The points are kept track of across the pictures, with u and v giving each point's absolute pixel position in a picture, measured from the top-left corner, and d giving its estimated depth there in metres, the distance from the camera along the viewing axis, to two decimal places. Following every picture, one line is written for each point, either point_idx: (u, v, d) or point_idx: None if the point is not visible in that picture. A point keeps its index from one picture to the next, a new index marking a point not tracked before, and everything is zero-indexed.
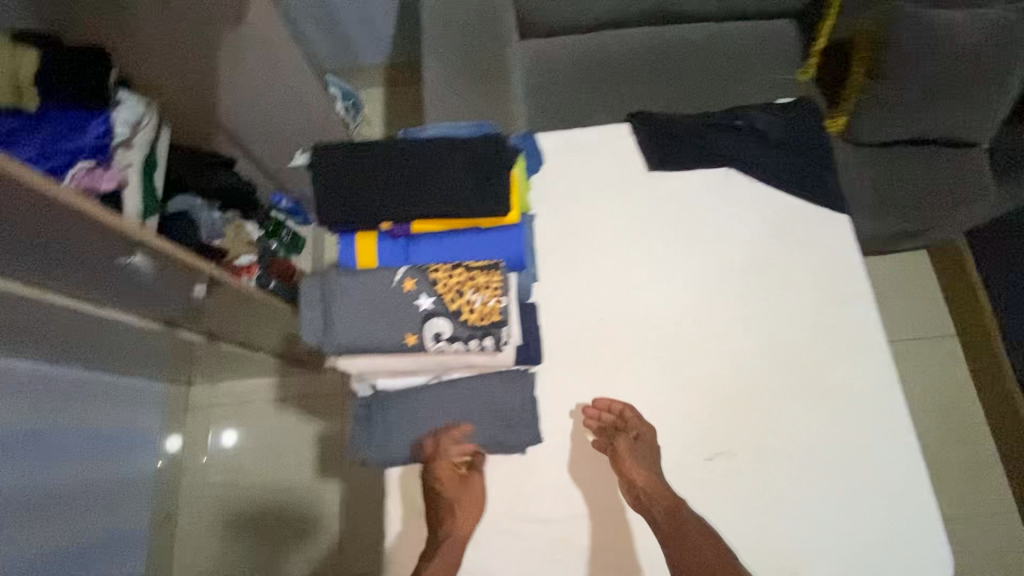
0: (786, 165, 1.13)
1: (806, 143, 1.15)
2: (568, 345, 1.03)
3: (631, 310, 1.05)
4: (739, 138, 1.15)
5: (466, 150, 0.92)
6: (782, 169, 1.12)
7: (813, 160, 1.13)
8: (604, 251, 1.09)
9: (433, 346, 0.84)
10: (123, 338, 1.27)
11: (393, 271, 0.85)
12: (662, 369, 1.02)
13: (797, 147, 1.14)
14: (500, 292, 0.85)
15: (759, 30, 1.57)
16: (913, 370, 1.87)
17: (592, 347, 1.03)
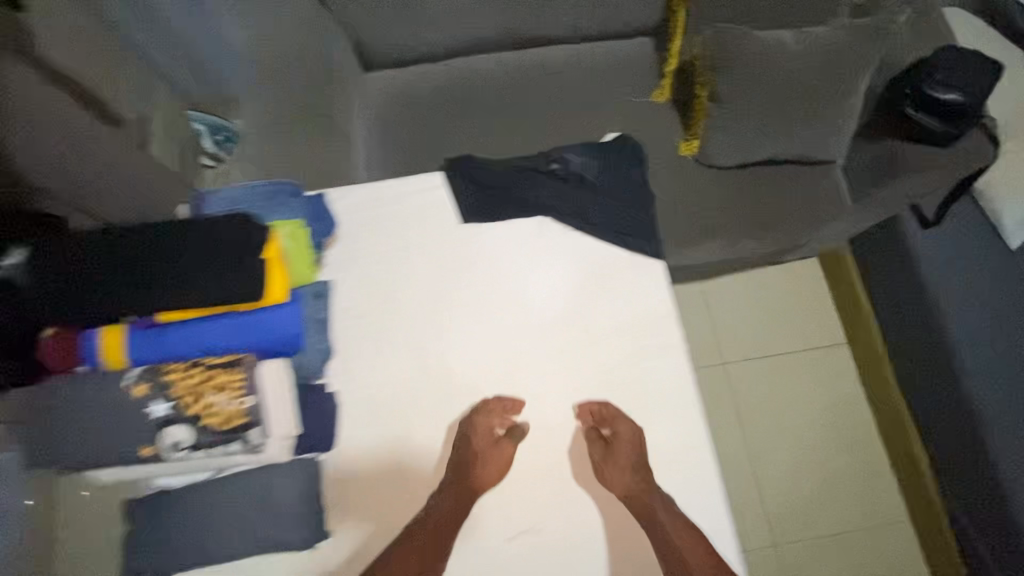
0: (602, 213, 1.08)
1: (624, 188, 1.11)
2: (368, 422, 0.96)
3: (438, 380, 0.99)
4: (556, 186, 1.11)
5: (212, 230, 0.84)
6: (597, 216, 1.08)
7: (630, 205, 1.10)
8: (412, 315, 1.03)
9: (175, 455, 0.78)
10: None
11: (128, 374, 0.79)
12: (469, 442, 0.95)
13: (614, 193, 1.10)
14: (244, 392, 0.78)
15: (612, 51, 1.52)
16: (807, 381, 1.85)
17: (395, 423, 0.96)
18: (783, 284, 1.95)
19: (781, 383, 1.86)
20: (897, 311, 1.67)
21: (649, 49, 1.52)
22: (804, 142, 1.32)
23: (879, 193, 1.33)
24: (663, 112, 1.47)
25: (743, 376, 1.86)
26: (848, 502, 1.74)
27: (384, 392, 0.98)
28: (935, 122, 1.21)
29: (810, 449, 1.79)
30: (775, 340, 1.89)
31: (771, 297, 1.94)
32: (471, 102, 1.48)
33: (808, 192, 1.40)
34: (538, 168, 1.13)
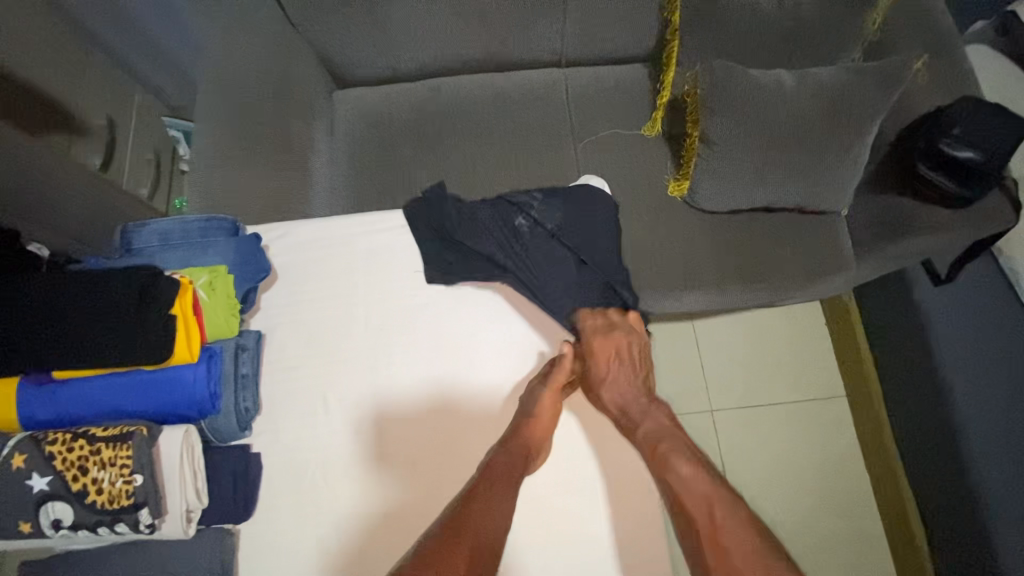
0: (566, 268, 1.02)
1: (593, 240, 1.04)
2: (293, 488, 0.88)
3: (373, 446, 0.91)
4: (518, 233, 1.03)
5: (112, 281, 0.75)
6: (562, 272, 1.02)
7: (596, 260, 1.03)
8: (350, 370, 0.94)
9: (55, 534, 0.70)
10: None
11: (5, 442, 0.70)
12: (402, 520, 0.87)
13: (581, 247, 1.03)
14: (133, 469, 0.69)
15: (601, 78, 1.42)
16: (798, 433, 1.74)
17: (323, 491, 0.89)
18: (779, 326, 1.83)
19: (771, 433, 1.74)
20: (898, 368, 1.56)
21: (640, 77, 1.42)
22: (802, 191, 1.21)
23: (880, 250, 1.23)
24: (651, 147, 1.37)
25: (730, 423, 1.75)
26: (835, 567, 1.62)
27: (313, 454, 0.90)
28: (943, 179, 1.08)
29: (797, 507, 1.67)
30: (767, 387, 1.78)
31: (765, 340, 1.82)
32: (445, 127, 1.39)
33: (804, 243, 1.30)
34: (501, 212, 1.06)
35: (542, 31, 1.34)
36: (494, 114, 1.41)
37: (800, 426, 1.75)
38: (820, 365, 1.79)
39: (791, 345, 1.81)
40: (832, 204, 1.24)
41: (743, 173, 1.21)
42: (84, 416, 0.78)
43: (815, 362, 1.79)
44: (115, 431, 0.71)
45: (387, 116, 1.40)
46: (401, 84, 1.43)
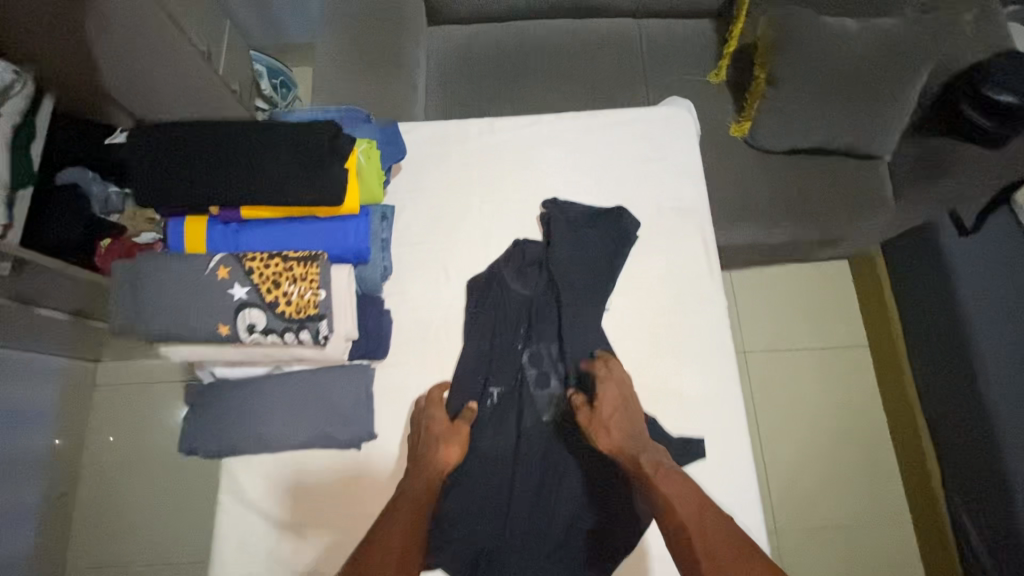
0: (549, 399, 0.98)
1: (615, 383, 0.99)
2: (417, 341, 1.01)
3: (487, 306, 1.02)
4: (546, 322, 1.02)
5: (298, 133, 0.87)
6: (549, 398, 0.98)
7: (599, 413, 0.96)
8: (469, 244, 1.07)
9: (247, 337, 0.83)
10: None
11: (208, 259, 0.83)
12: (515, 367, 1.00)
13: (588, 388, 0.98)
14: (318, 285, 0.82)
15: (672, 29, 1.56)
16: (824, 377, 1.88)
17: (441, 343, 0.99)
18: (812, 281, 1.97)
19: (799, 375, 1.89)
20: (920, 315, 1.70)
21: (706, 31, 1.56)
22: (855, 131, 1.35)
23: (923, 190, 1.37)
24: (715, 92, 1.50)
25: (760, 365, 1.90)
26: (850, 497, 1.78)
27: (434, 314, 1.03)
28: (981, 117, 1.24)
29: (820, 442, 1.82)
30: (796, 335, 1.92)
31: (795, 292, 1.97)
32: (528, 65, 1.52)
33: (850, 183, 1.44)
34: (572, 252, 1.04)
35: None
36: (574, 56, 1.54)
37: (825, 372, 1.89)
38: (847, 317, 1.93)
39: (820, 298, 1.96)
40: (878, 146, 1.38)
41: (804, 112, 1.34)
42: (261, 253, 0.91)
43: (842, 314, 1.94)
44: (300, 256, 0.84)
45: (475, 51, 1.53)
46: (488, 24, 1.56)
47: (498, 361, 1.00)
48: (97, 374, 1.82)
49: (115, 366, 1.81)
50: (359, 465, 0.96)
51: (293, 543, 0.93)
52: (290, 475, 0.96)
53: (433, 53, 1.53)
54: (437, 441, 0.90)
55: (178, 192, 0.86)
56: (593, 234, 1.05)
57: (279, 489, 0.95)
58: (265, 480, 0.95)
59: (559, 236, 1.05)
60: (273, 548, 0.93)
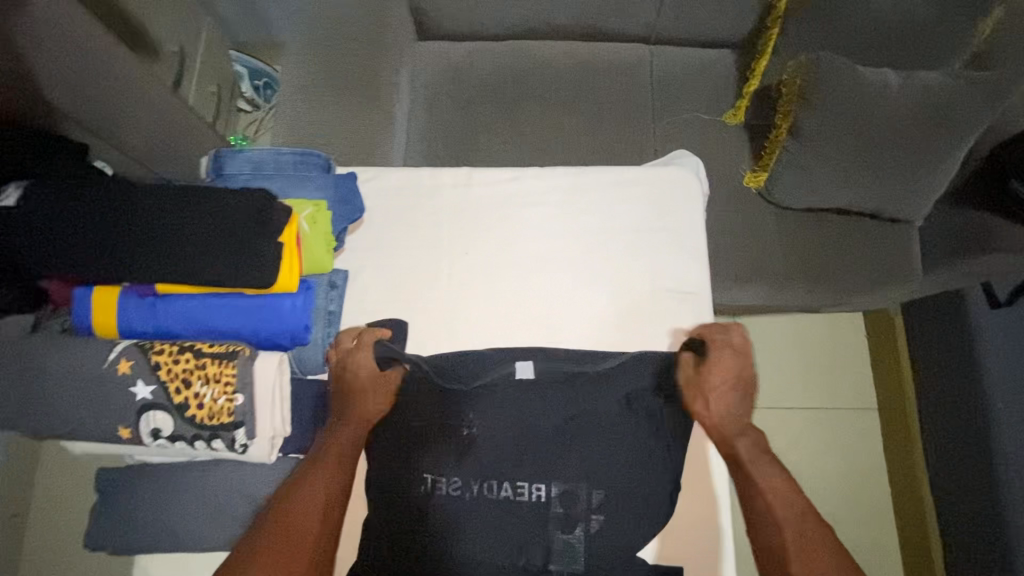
0: (512, 507, 0.83)
1: (590, 491, 0.83)
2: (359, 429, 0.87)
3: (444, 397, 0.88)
4: (509, 418, 0.87)
5: (226, 201, 0.75)
6: (511, 506, 0.83)
7: (571, 522, 0.82)
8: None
9: (151, 442, 0.71)
10: None
11: (110, 347, 0.71)
12: (471, 469, 0.84)
13: (559, 497, 0.83)
14: (234, 388, 0.70)
15: (689, 61, 1.40)
16: (826, 440, 1.75)
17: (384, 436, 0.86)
18: (825, 334, 1.82)
19: (801, 435, 1.75)
20: (940, 389, 1.56)
21: (727, 64, 1.39)
22: (885, 196, 1.20)
23: (956, 265, 1.22)
24: (732, 136, 1.34)
25: (760, 422, 1.76)
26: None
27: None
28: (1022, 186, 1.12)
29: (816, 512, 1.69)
30: (802, 391, 1.78)
31: (805, 344, 1.82)
32: (525, 92, 1.37)
33: (874, 249, 1.28)
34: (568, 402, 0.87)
35: (640, 3, 1.30)
36: (577, 84, 1.38)
37: (828, 434, 1.75)
38: (855, 376, 1.79)
39: (828, 352, 1.81)
40: (909, 213, 1.23)
41: (828, 171, 1.19)
42: (179, 333, 0.78)
43: (851, 372, 1.79)
44: (218, 350, 0.72)
45: (468, 74, 1.37)
46: (484, 42, 1.41)
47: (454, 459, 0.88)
48: None
49: None
50: None
51: None
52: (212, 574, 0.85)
53: (420, 74, 1.37)
54: (363, 387, 0.84)
55: (71, 263, 0.73)
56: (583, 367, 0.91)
57: None
58: None
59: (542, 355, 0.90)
60: None
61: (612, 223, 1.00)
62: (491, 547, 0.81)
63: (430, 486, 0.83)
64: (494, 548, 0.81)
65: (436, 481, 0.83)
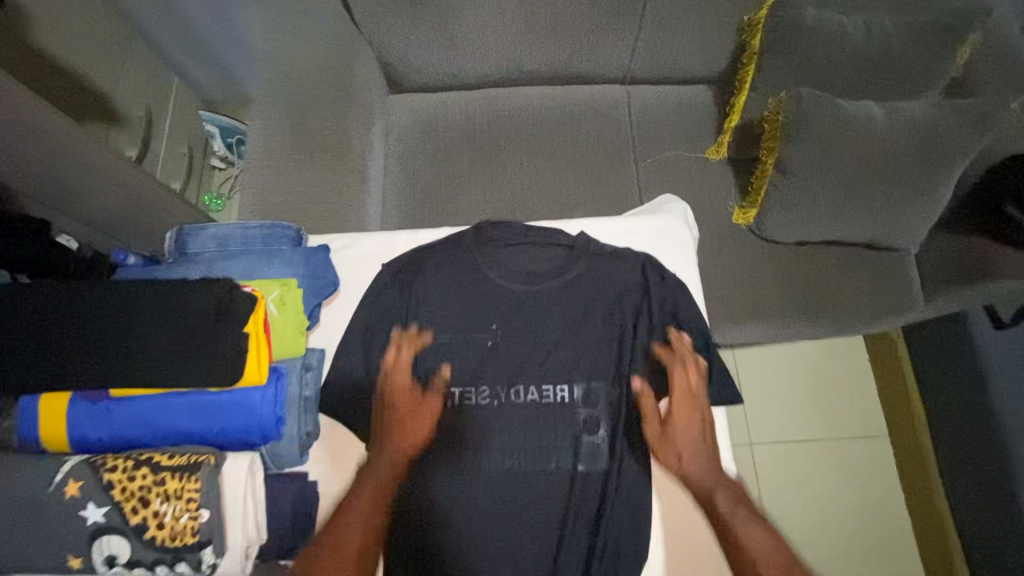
0: (541, 407, 0.87)
1: (610, 391, 0.87)
2: None
3: (473, 306, 0.92)
4: (532, 336, 0.91)
5: (187, 294, 0.69)
6: (537, 408, 0.87)
7: (596, 425, 0.86)
8: (452, 277, 0.94)
9: (106, 572, 0.63)
10: None
11: (57, 466, 0.64)
12: (500, 408, 0.87)
13: (583, 399, 0.87)
14: (200, 501, 0.63)
15: (667, 100, 1.38)
16: (838, 473, 1.69)
17: None
18: (826, 357, 1.78)
19: (813, 461, 1.69)
20: (952, 415, 1.50)
21: (704, 100, 1.38)
22: (877, 227, 1.17)
23: (957, 290, 1.19)
24: (716, 172, 1.32)
25: (770, 456, 1.69)
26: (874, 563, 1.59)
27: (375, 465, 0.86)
28: None
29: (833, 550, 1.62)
30: (809, 420, 1.73)
31: (808, 370, 1.77)
32: (504, 140, 1.34)
33: (872, 279, 1.25)
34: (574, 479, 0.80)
35: (614, 46, 1.29)
36: (555, 130, 1.36)
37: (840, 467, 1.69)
38: (861, 403, 1.74)
39: (831, 380, 1.76)
40: (904, 240, 1.19)
41: (817, 204, 1.16)
42: (139, 439, 0.71)
43: (857, 399, 1.74)
44: (180, 458, 0.65)
45: (444, 125, 1.35)
46: (459, 92, 1.38)
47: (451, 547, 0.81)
48: None
49: None
50: None
51: None
52: None
53: (395, 128, 1.34)
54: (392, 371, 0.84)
55: (15, 377, 0.67)
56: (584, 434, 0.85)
57: None
58: None
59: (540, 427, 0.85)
60: None
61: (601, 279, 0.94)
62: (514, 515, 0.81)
63: (458, 398, 0.87)
64: (522, 472, 0.84)
65: (466, 392, 0.87)
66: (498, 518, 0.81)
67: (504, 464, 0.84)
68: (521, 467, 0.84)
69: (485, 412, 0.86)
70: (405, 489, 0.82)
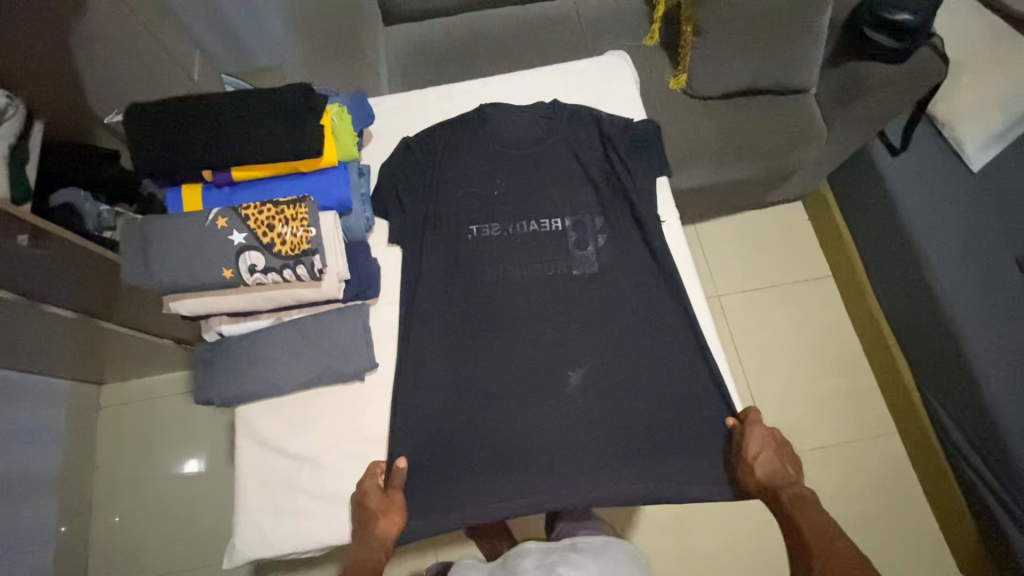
0: (538, 233, 1.13)
1: (594, 218, 1.14)
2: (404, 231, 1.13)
3: (477, 168, 1.19)
4: (528, 189, 1.17)
5: (277, 100, 0.98)
6: (536, 235, 1.13)
7: (584, 243, 1.12)
8: (461, 150, 1.21)
9: (250, 278, 0.92)
10: (38, 339, 1.32)
11: (207, 212, 0.92)
12: (505, 208, 1.16)
13: (573, 226, 1.13)
14: (308, 223, 0.92)
15: (606, 5, 1.72)
16: (795, 311, 2.00)
17: (429, 190, 1.17)
18: (785, 241, 2.08)
19: (779, 329, 1.98)
20: (875, 237, 1.82)
21: (637, 3, 1.72)
22: (778, 69, 1.51)
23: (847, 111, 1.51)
24: (652, 53, 1.66)
25: (742, 329, 1.98)
26: (835, 412, 1.89)
27: (418, 244, 1.14)
28: (890, 40, 1.39)
29: (796, 370, 1.94)
30: (773, 295, 2.02)
31: (769, 255, 2.06)
32: (480, 49, 1.67)
33: (783, 115, 1.58)
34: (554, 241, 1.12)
35: None
36: (519, 37, 1.69)
37: (797, 308, 2.01)
38: (809, 253, 2.06)
39: (782, 239, 2.08)
40: (801, 79, 1.53)
41: (729, 55, 1.49)
42: None
43: (804, 251, 2.07)
44: (290, 201, 0.94)
45: (431, 42, 1.67)
46: (439, 18, 1.71)
47: (479, 287, 1.11)
48: (102, 395, 1.88)
49: (120, 386, 1.89)
50: (365, 396, 1.03)
51: (310, 474, 0.99)
52: (302, 416, 1.02)
53: (392, 49, 1.67)
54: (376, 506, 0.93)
55: (168, 165, 0.96)
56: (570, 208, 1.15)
57: (295, 427, 1.01)
58: (278, 421, 1.02)
59: (537, 204, 1.16)
60: (292, 481, 0.99)
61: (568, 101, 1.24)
62: (523, 260, 1.12)
63: (475, 232, 1.14)
64: (527, 237, 1.14)
65: (479, 228, 1.14)
66: (518, 311, 1.09)
67: (511, 231, 1.14)
68: (529, 276, 1.11)
69: (498, 244, 1.13)
70: (438, 256, 1.13)
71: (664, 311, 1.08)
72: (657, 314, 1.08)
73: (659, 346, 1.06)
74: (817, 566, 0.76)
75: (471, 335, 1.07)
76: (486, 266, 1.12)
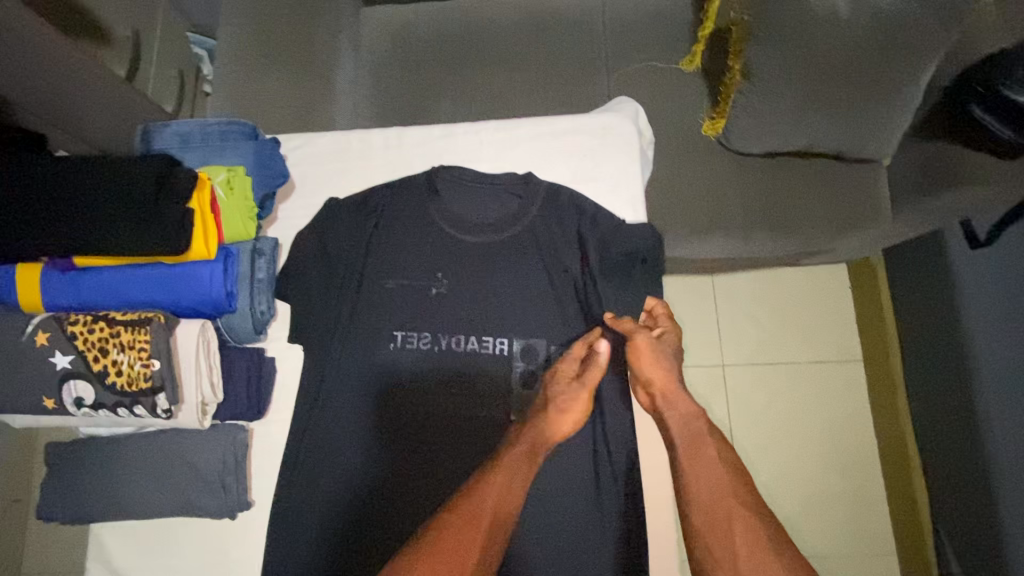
0: (474, 355, 0.90)
1: (548, 346, 0.89)
2: (311, 330, 0.91)
3: (421, 250, 0.94)
4: (474, 292, 0.92)
5: (134, 173, 0.75)
6: (471, 357, 0.90)
7: (530, 379, 0.88)
8: (404, 222, 0.95)
9: (77, 411, 0.72)
10: None
11: (30, 320, 0.72)
12: (441, 314, 0.91)
13: (520, 352, 0.89)
14: (149, 354, 0.71)
15: (642, 10, 1.35)
16: (812, 399, 1.61)
17: (350, 275, 0.93)
18: (827, 309, 1.66)
19: (795, 415, 1.60)
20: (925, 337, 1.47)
21: (681, 11, 1.34)
22: (843, 134, 1.15)
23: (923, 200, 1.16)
24: (688, 83, 1.30)
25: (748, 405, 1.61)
26: (828, 524, 1.51)
27: (324, 348, 0.90)
28: (1005, 129, 1.05)
29: (796, 468, 1.56)
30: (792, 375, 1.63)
31: (804, 325, 1.66)
32: (474, 50, 1.34)
33: (839, 189, 1.24)
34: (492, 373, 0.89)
35: None
36: (525, 40, 1.34)
37: (815, 394, 1.62)
38: (843, 330, 1.65)
39: (813, 307, 1.67)
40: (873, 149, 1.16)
41: (780, 109, 1.14)
42: (102, 305, 0.78)
43: (839, 326, 1.65)
44: (134, 317, 0.72)
45: (414, 36, 1.35)
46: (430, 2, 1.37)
47: (389, 416, 0.88)
48: None
49: None
50: (237, 534, 0.87)
51: None
52: (158, 546, 0.86)
53: (366, 39, 1.35)
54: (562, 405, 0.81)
55: None
56: (523, 326, 0.91)
57: (152, 561, 0.86)
58: (134, 548, 0.87)
59: (482, 312, 0.91)
60: None
61: (547, 174, 0.97)
62: (450, 388, 0.89)
63: (399, 342, 0.90)
64: (461, 356, 0.90)
65: (404, 337, 0.90)
66: (420, 459, 0.86)
67: (442, 347, 0.90)
68: (447, 412, 0.88)
69: (420, 363, 0.90)
70: (346, 365, 0.90)
71: (612, 484, 0.85)
72: (604, 488, 0.85)
73: (593, 529, 0.84)
74: (711, 524, 0.67)
75: (368, 476, 0.85)
76: (405, 389, 0.89)
